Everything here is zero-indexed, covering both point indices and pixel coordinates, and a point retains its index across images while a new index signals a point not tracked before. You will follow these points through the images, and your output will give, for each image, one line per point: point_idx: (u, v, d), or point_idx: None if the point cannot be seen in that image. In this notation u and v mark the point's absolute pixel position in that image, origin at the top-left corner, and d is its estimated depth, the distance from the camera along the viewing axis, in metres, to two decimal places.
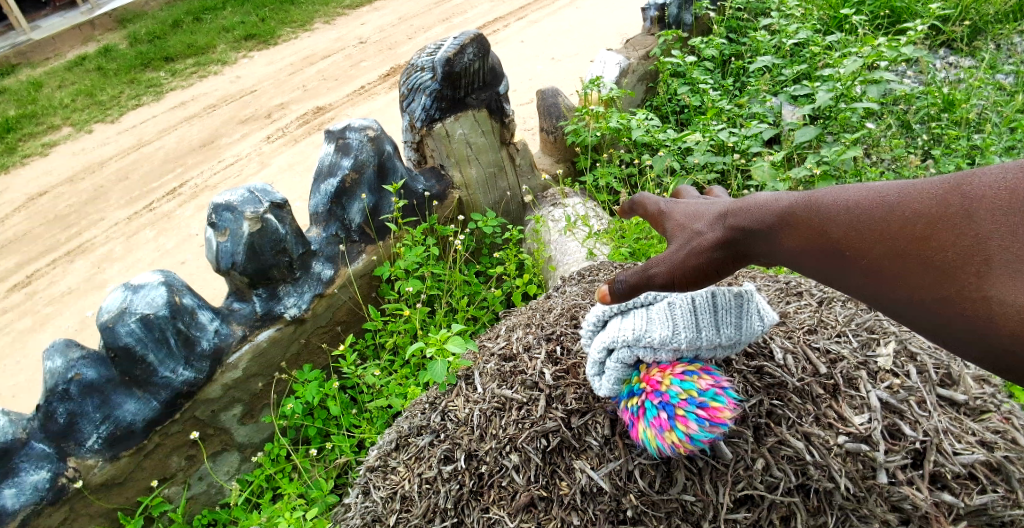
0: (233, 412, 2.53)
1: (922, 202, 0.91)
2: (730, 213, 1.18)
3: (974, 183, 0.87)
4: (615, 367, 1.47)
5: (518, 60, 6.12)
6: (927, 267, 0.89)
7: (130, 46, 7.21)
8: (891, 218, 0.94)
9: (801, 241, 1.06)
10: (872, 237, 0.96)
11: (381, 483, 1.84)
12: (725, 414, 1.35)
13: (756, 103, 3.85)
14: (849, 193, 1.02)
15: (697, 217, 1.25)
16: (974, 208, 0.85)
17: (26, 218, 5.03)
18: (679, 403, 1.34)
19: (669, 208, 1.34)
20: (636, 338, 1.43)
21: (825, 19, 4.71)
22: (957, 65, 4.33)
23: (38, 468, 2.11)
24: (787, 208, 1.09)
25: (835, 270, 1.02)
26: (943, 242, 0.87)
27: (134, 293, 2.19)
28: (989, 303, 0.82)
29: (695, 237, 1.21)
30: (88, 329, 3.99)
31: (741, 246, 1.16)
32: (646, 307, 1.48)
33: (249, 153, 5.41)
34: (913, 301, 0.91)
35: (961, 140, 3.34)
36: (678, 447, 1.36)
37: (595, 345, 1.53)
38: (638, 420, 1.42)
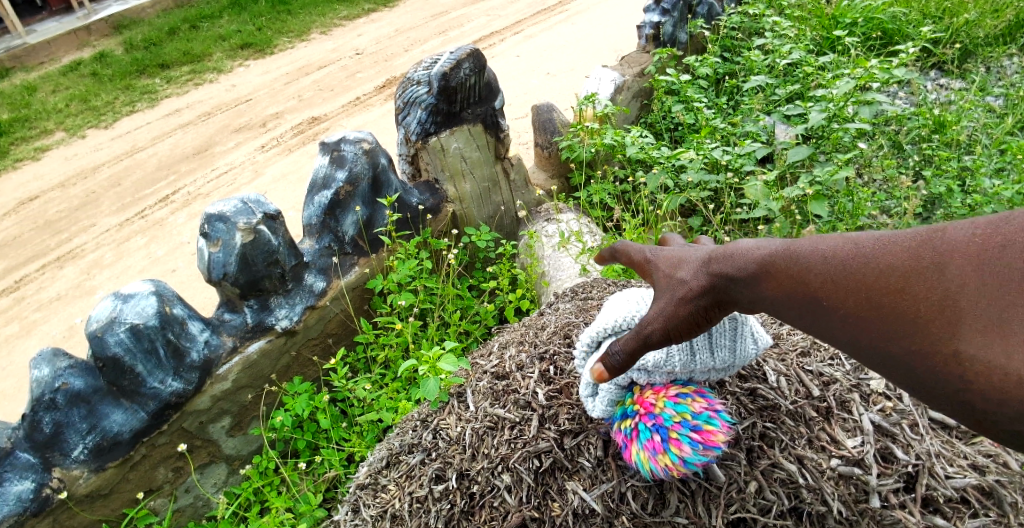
0: (222, 424, 2.51)
1: (898, 256, 0.91)
2: (713, 259, 1.15)
3: (946, 241, 0.88)
4: (609, 388, 1.47)
5: (514, 75, 6.16)
6: (902, 321, 0.88)
7: (126, 53, 7.21)
8: (867, 271, 0.93)
9: (778, 289, 1.04)
10: (849, 287, 0.94)
11: (371, 501, 1.82)
12: (719, 438, 1.35)
13: (750, 121, 3.89)
14: (825, 243, 1.00)
15: (682, 265, 1.22)
16: (948, 265, 0.86)
17: (16, 223, 4.99)
18: (673, 426, 1.34)
19: (654, 258, 1.31)
20: (631, 361, 1.42)
21: (818, 39, 4.78)
22: (948, 87, 4.39)
23: (22, 478, 2.07)
24: (766, 256, 1.07)
25: (811, 320, 1.00)
26: (918, 298, 0.87)
27: (124, 302, 2.17)
28: (965, 361, 0.82)
29: (681, 285, 1.18)
30: (75, 336, 3.94)
31: (723, 293, 1.13)
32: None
33: (243, 162, 5.40)
34: (888, 354, 0.91)
35: (952, 162, 3.37)
36: (671, 470, 1.36)
37: (588, 366, 1.52)
38: (631, 442, 1.41)
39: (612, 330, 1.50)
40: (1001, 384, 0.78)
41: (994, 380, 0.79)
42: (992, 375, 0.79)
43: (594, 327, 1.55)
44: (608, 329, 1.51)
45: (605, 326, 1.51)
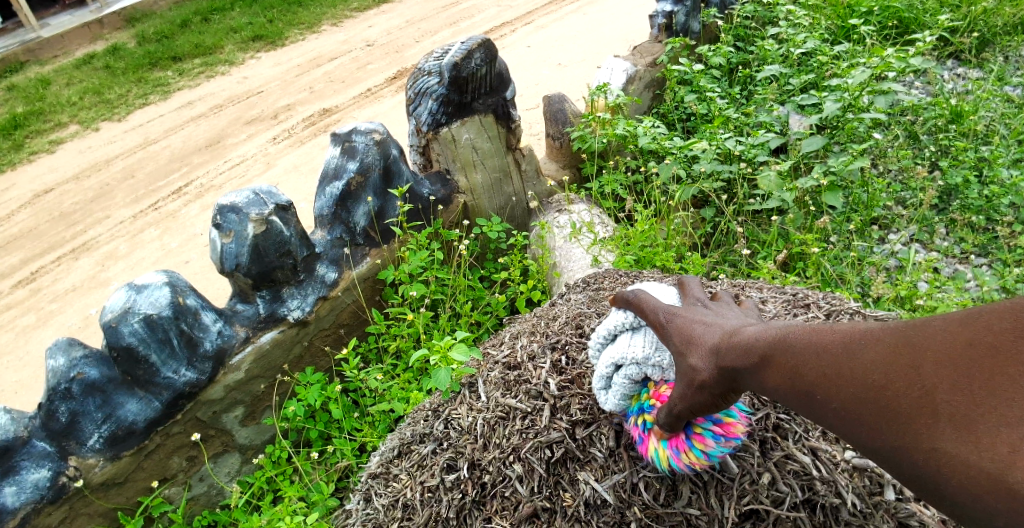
0: (235, 414, 2.53)
1: (876, 347, 0.86)
2: (714, 347, 1.13)
3: (924, 329, 0.81)
4: (622, 382, 1.46)
5: (525, 65, 6.13)
6: (884, 418, 0.83)
7: (139, 46, 7.25)
8: (850, 365, 0.89)
9: (775, 382, 1.01)
10: (839, 382, 0.90)
11: (383, 490, 1.83)
12: (739, 427, 1.33)
13: (764, 111, 3.84)
14: (819, 334, 0.96)
15: (690, 345, 1.18)
16: (922, 356, 0.80)
17: (32, 215, 5.05)
18: (695, 423, 1.31)
19: (666, 330, 1.26)
20: (646, 358, 1.38)
21: (833, 28, 4.71)
22: (965, 77, 4.32)
23: (39, 466, 2.10)
24: (762, 347, 1.04)
25: (811, 414, 0.96)
26: (896, 392, 0.81)
27: (138, 293, 2.20)
28: (946, 459, 0.76)
29: (690, 369, 1.16)
30: (90, 327, 3.99)
31: (729, 381, 1.12)
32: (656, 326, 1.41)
33: (255, 154, 5.42)
34: (880, 452, 0.85)
35: (969, 152, 3.32)
36: (695, 464, 1.36)
37: (602, 360, 1.49)
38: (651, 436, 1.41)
39: (628, 324, 1.43)
40: (982, 486, 0.71)
41: (975, 481, 0.72)
42: (971, 476, 0.73)
43: (610, 318, 1.50)
44: (625, 323, 1.43)
45: (622, 320, 1.43)
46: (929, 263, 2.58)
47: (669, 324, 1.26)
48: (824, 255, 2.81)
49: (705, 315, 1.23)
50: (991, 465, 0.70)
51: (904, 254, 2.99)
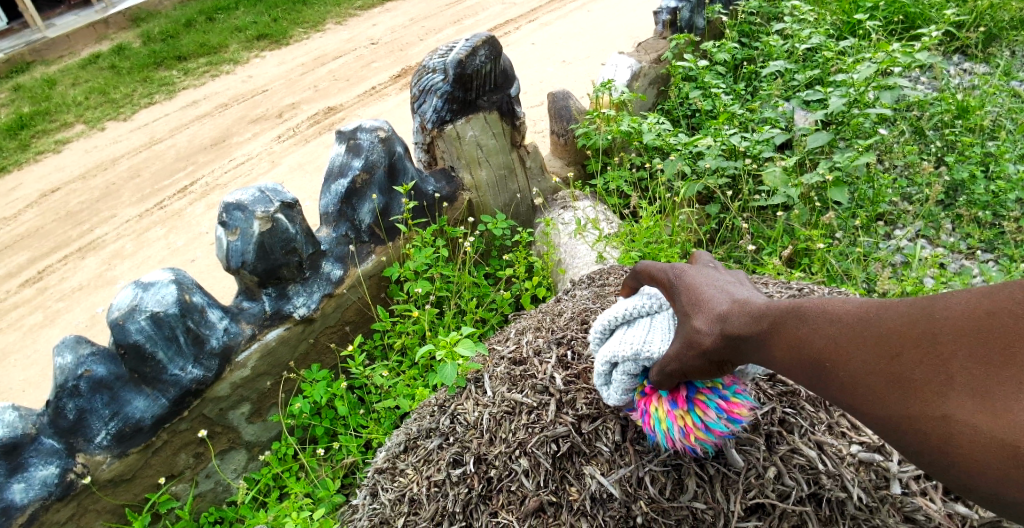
0: (241, 411, 2.55)
1: (891, 318, 0.85)
2: (717, 312, 1.11)
3: (942, 304, 0.81)
4: (621, 378, 1.45)
5: (529, 63, 6.12)
6: (887, 384, 0.83)
7: (144, 45, 7.27)
8: (860, 333, 0.88)
9: (777, 349, 1.00)
10: (848, 351, 0.89)
11: (389, 485, 1.84)
12: (745, 411, 1.34)
13: (769, 108, 3.83)
14: (829, 304, 0.95)
15: (696, 308, 1.16)
16: (936, 328, 0.80)
17: (39, 215, 5.08)
18: (702, 389, 1.32)
19: (675, 290, 1.25)
20: (637, 354, 1.36)
21: (839, 24, 4.69)
22: (971, 72, 4.29)
23: (47, 463, 2.11)
24: (769, 313, 1.03)
25: (807, 380, 0.96)
26: (905, 361, 0.81)
27: (144, 291, 2.21)
28: (946, 427, 0.77)
29: (693, 331, 1.14)
30: (97, 325, 4.02)
31: (724, 347, 1.11)
32: (648, 318, 1.40)
33: (259, 153, 5.44)
34: (883, 424, 0.84)
35: (976, 148, 3.30)
36: (687, 432, 1.36)
37: (599, 357, 1.48)
38: (650, 400, 1.41)
39: (621, 318, 1.45)
40: (991, 455, 0.71)
41: (985, 449, 0.72)
42: (973, 442, 0.73)
43: (606, 315, 1.49)
44: (617, 318, 1.46)
45: (614, 315, 1.46)
46: (935, 259, 2.56)
47: (676, 286, 1.25)
48: (829, 250, 2.80)
49: (714, 279, 1.21)
50: (1007, 433, 0.70)
51: (910, 250, 2.98)
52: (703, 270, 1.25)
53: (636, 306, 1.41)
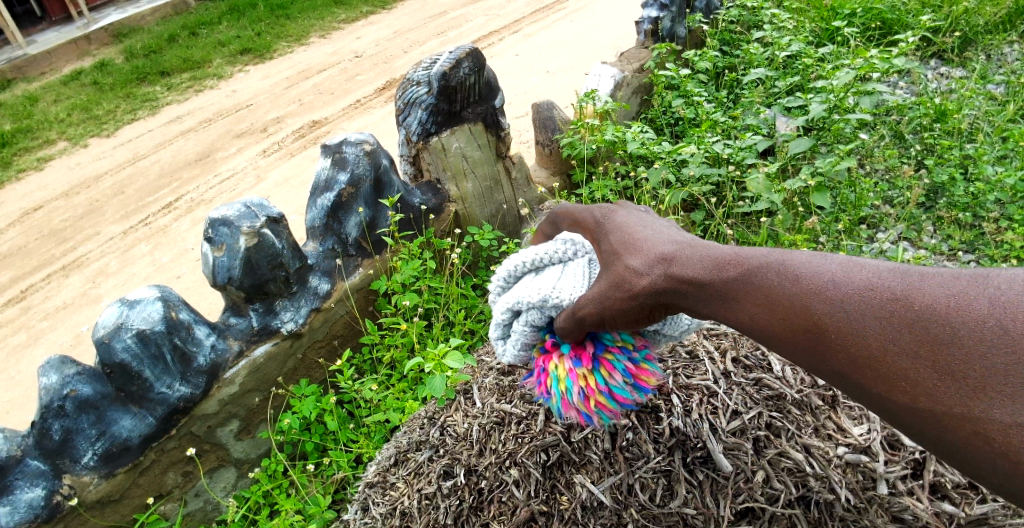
0: (230, 428, 2.52)
1: (893, 282, 0.78)
2: (674, 261, 1.03)
3: (956, 274, 0.74)
4: (523, 330, 1.40)
5: (514, 73, 6.17)
6: (882, 351, 0.76)
7: (126, 61, 7.24)
8: (856, 295, 0.80)
9: (748, 304, 0.93)
10: (868, 323, 0.77)
11: (381, 498, 1.83)
12: (648, 379, 1.41)
13: (751, 115, 3.89)
14: (844, 269, 0.84)
15: (629, 248, 1.11)
16: (950, 298, 0.72)
17: (21, 233, 5.02)
18: (612, 349, 1.36)
19: (599, 232, 1.22)
20: (544, 301, 1.30)
21: (817, 31, 4.77)
22: (949, 76, 4.38)
23: (33, 485, 2.09)
24: (743, 266, 0.94)
25: (784, 341, 0.88)
26: (907, 330, 0.74)
27: (130, 309, 2.19)
28: (951, 401, 0.69)
29: (630, 275, 1.07)
30: (82, 344, 3.97)
31: (670, 295, 1.04)
32: (560, 266, 1.33)
33: (245, 167, 5.42)
34: (905, 412, 0.74)
35: (954, 150, 3.36)
36: (588, 394, 1.39)
37: (501, 306, 1.42)
38: (551, 357, 1.41)
39: (530, 265, 1.39)
40: None
41: None
42: (991, 433, 0.66)
43: (512, 261, 1.43)
44: (525, 264, 1.39)
45: (523, 260, 1.40)
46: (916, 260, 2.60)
47: (601, 226, 1.22)
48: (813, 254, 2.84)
49: (654, 225, 1.16)
50: None
51: (892, 252, 3.01)
52: (635, 212, 1.22)
53: (549, 252, 1.34)
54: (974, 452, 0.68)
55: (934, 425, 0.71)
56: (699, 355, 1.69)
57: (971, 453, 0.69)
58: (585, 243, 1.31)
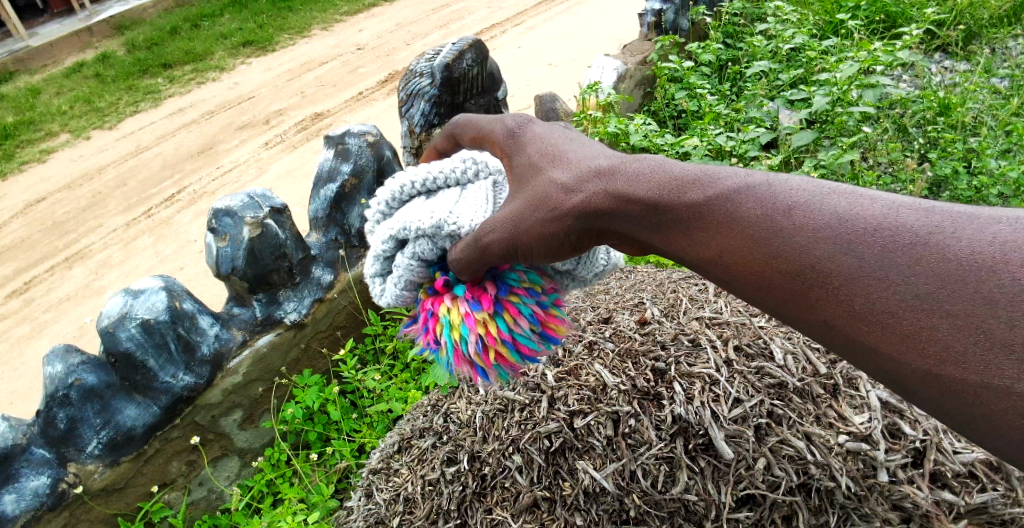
0: (234, 417, 2.53)
1: (911, 227, 0.73)
2: (626, 183, 0.97)
3: (982, 219, 0.70)
4: (409, 264, 1.21)
5: (516, 66, 6.15)
6: (897, 304, 0.71)
7: (128, 53, 7.23)
8: (868, 238, 0.74)
9: (734, 240, 0.86)
10: (878, 265, 0.72)
11: (384, 485, 1.86)
12: (553, 329, 1.27)
13: (754, 107, 3.87)
14: (851, 205, 0.78)
15: (552, 162, 1.06)
16: (979, 249, 0.68)
17: (24, 225, 5.03)
18: (519, 289, 1.21)
19: (511, 146, 1.15)
20: (437, 227, 1.13)
21: (821, 24, 4.73)
22: (952, 69, 4.36)
23: (38, 473, 2.11)
24: (730, 198, 0.87)
25: (775, 285, 0.83)
26: (930, 283, 0.69)
27: (134, 298, 2.22)
28: (972, 366, 0.65)
29: (555, 190, 1.02)
30: (87, 335, 3.99)
31: (615, 220, 0.99)
32: (459, 190, 1.19)
33: (247, 159, 5.42)
34: (901, 363, 0.71)
35: (958, 144, 3.34)
36: (486, 343, 1.21)
37: (381, 235, 1.22)
38: (443, 301, 1.21)
39: (422, 187, 1.22)
40: None
41: None
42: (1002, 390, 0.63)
43: (396, 181, 1.23)
44: (415, 185, 1.22)
45: (413, 181, 1.21)
46: None
47: (512, 138, 1.15)
48: None
49: (578, 140, 1.11)
50: None
51: None
52: (550, 125, 1.16)
53: (448, 171, 1.20)
54: (973, 409, 0.66)
55: (932, 377, 0.68)
56: (701, 343, 1.66)
57: (966, 409, 0.67)
58: (489, 163, 1.19)
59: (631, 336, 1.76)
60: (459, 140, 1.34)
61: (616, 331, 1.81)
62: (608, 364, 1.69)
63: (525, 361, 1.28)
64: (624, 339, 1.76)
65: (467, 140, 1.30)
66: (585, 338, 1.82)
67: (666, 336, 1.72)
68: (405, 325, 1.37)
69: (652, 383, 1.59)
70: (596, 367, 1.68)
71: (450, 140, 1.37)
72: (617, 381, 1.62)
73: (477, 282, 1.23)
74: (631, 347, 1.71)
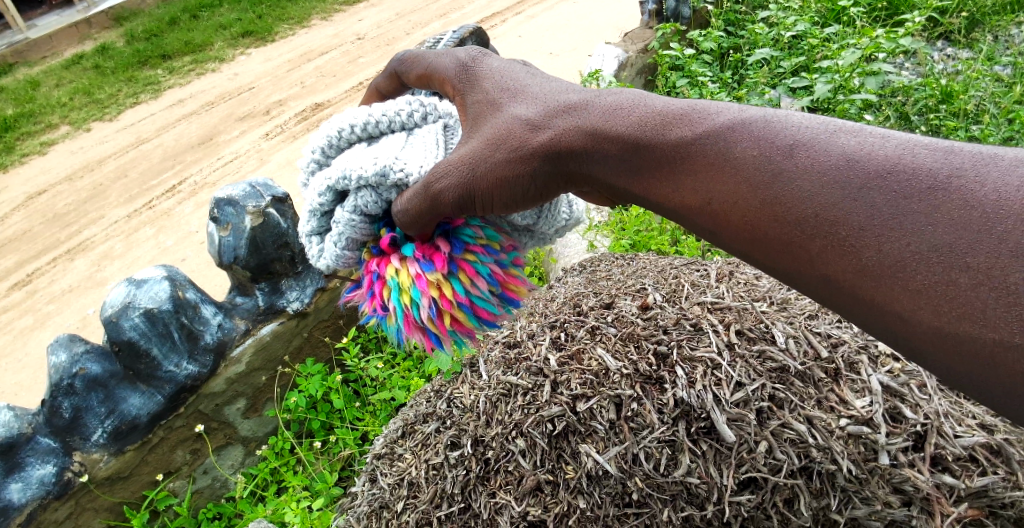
0: (237, 406, 2.55)
1: (928, 169, 0.71)
2: (602, 120, 0.98)
3: (1002, 164, 0.68)
4: (350, 219, 1.16)
5: (516, 55, 6.12)
6: (909, 255, 0.69)
7: (127, 44, 7.20)
8: (882, 182, 0.72)
9: (739, 189, 0.84)
10: (887, 215, 0.71)
11: (389, 470, 1.89)
12: (512, 290, 1.23)
13: (755, 95, 3.84)
14: (861, 150, 0.76)
15: (509, 100, 1.06)
16: (1003, 195, 0.66)
17: (25, 217, 5.03)
18: (474, 248, 1.17)
19: (464, 83, 1.13)
20: (382, 175, 1.11)
21: (823, 10, 4.65)
22: (955, 57, 4.33)
23: (44, 462, 2.13)
24: (728, 138, 0.86)
25: (777, 235, 0.81)
26: (949, 233, 0.67)
27: (137, 288, 2.22)
28: (990, 322, 0.64)
29: (516, 129, 1.01)
30: (89, 326, 4.00)
31: (588, 159, 0.99)
32: (405, 134, 1.19)
33: (248, 151, 5.42)
34: (906, 313, 0.70)
35: (959, 131, 3.31)
36: (441, 307, 1.17)
37: (319, 185, 1.17)
38: (391, 264, 1.17)
39: (363, 132, 1.19)
40: None
41: None
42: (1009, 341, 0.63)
43: (335, 127, 1.19)
44: (356, 129, 1.18)
45: (354, 124, 1.18)
46: None
47: (464, 74, 1.14)
48: None
49: (538, 77, 1.12)
50: None
51: None
52: (505, 60, 1.16)
53: (393, 114, 1.19)
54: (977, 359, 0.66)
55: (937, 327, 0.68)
56: (703, 327, 1.66)
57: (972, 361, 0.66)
58: (437, 108, 1.21)
59: (634, 321, 1.75)
60: (402, 79, 1.28)
61: (618, 316, 1.80)
62: (610, 348, 1.69)
63: (483, 325, 1.24)
64: (626, 324, 1.76)
65: (410, 78, 1.25)
66: (587, 323, 1.82)
67: (668, 320, 1.72)
68: (348, 291, 1.31)
69: (655, 367, 1.60)
70: (598, 351, 1.68)
71: (393, 79, 1.31)
72: (620, 364, 1.63)
73: (428, 241, 1.18)
74: (634, 331, 1.71)
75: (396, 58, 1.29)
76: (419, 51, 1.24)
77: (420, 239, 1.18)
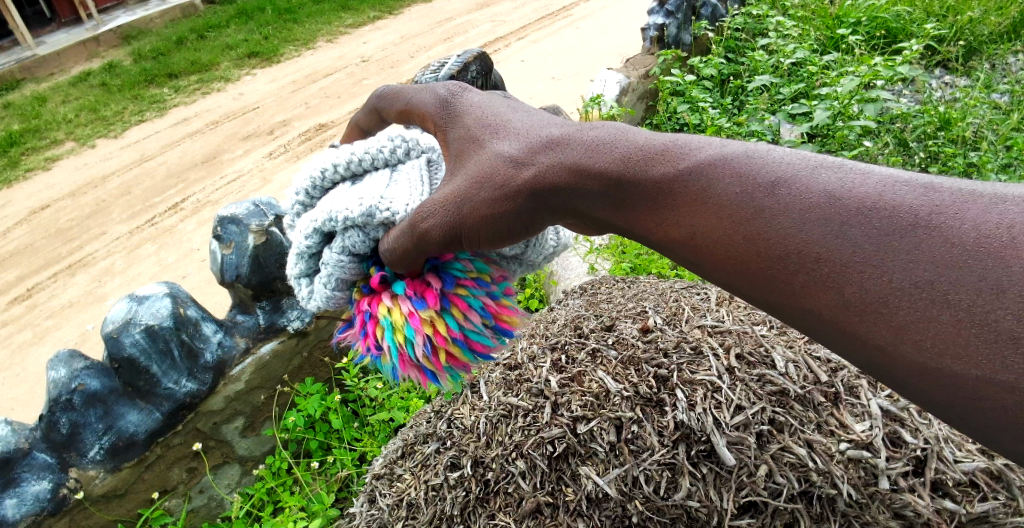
0: (234, 425, 2.54)
1: (908, 207, 0.71)
2: (584, 155, 0.97)
3: (983, 207, 0.68)
4: (340, 261, 1.18)
5: (520, 79, 6.22)
6: (892, 292, 0.69)
7: (134, 63, 7.32)
8: (863, 219, 0.73)
9: (724, 223, 0.83)
10: (871, 253, 0.71)
11: (388, 490, 1.91)
12: (510, 321, 1.25)
13: (755, 120, 3.89)
14: (840, 188, 0.76)
15: (489, 134, 1.06)
16: (983, 232, 0.67)
17: (28, 232, 5.05)
18: (466, 282, 1.18)
19: (445, 120, 1.15)
20: (369, 215, 1.12)
21: (822, 39, 4.77)
22: (953, 85, 4.38)
23: (40, 478, 2.11)
24: (710, 174, 0.86)
25: (759, 270, 0.81)
26: (930, 271, 0.67)
27: (139, 304, 2.23)
28: (971, 358, 0.64)
29: (498, 165, 1.01)
30: (88, 342, 4.00)
31: (573, 196, 0.99)
32: (389, 171, 1.20)
33: (251, 169, 5.47)
34: (890, 351, 0.69)
35: (958, 158, 3.33)
36: (435, 343, 1.18)
37: (303, 228, 1.21)
38: (379, 303, 1.18)
39: (346, 171, 1.22)
40: None
41: None
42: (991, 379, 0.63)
43: (319, 167, 1.22)
44: (339, 169, 1.21)
45: (336, 164, 1.21)
46: None
47: (445, 111, 1.15)
48: None
49: (519, 110, 1.12)
50: None
51: None
52: (485, 94, 1.17)
53: (375, 151, 1.20)
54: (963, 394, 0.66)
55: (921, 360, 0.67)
56: (703, 350, 1.66)
57: (957, 395, 0.66)
58: (419, 142, 1.22)
59: (635, 344, 1.76)
60: (383, 115, 1.31)
61: (619, 338, 1.81)
62: (610, 371, 1.70)
63: (483, 355, 1.25)
64: (626, 346, 1.77)
65: (391, 114, 1.27)
66: (588, 345, 1.83)
67: (669, 343, 1.72)
68: (341, 330, 1.32)
69: (655, 390, 1.60)
70: (599, 374, 1.69)
71: (373, 115, 1.34)
72: (621, 386, 1.63)
73: (418, 278, 1.19)
74: (634, 355, 1.72)
75: (377, 96, 1.32)
76: (400, 87, 1.27)
77: (410, 275, 1.19)
